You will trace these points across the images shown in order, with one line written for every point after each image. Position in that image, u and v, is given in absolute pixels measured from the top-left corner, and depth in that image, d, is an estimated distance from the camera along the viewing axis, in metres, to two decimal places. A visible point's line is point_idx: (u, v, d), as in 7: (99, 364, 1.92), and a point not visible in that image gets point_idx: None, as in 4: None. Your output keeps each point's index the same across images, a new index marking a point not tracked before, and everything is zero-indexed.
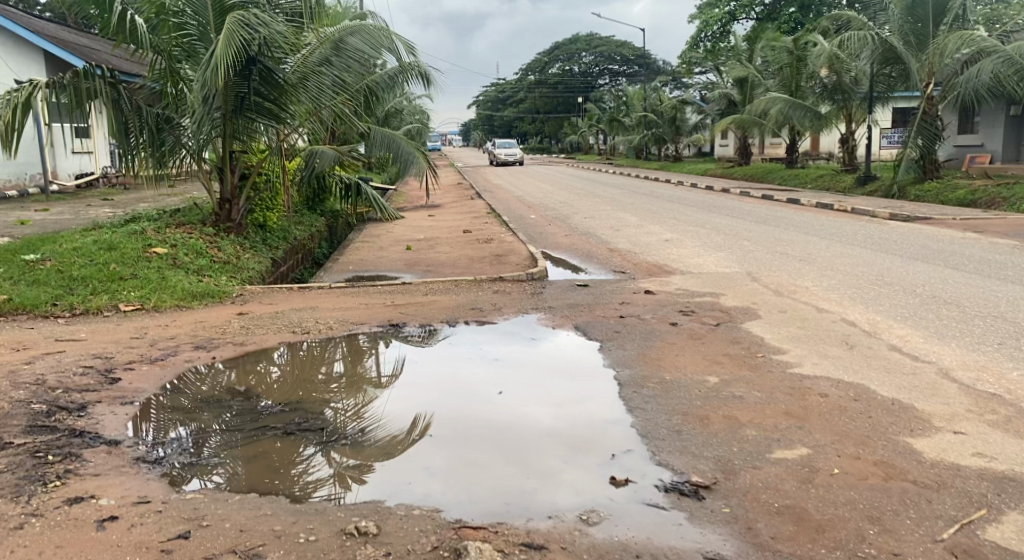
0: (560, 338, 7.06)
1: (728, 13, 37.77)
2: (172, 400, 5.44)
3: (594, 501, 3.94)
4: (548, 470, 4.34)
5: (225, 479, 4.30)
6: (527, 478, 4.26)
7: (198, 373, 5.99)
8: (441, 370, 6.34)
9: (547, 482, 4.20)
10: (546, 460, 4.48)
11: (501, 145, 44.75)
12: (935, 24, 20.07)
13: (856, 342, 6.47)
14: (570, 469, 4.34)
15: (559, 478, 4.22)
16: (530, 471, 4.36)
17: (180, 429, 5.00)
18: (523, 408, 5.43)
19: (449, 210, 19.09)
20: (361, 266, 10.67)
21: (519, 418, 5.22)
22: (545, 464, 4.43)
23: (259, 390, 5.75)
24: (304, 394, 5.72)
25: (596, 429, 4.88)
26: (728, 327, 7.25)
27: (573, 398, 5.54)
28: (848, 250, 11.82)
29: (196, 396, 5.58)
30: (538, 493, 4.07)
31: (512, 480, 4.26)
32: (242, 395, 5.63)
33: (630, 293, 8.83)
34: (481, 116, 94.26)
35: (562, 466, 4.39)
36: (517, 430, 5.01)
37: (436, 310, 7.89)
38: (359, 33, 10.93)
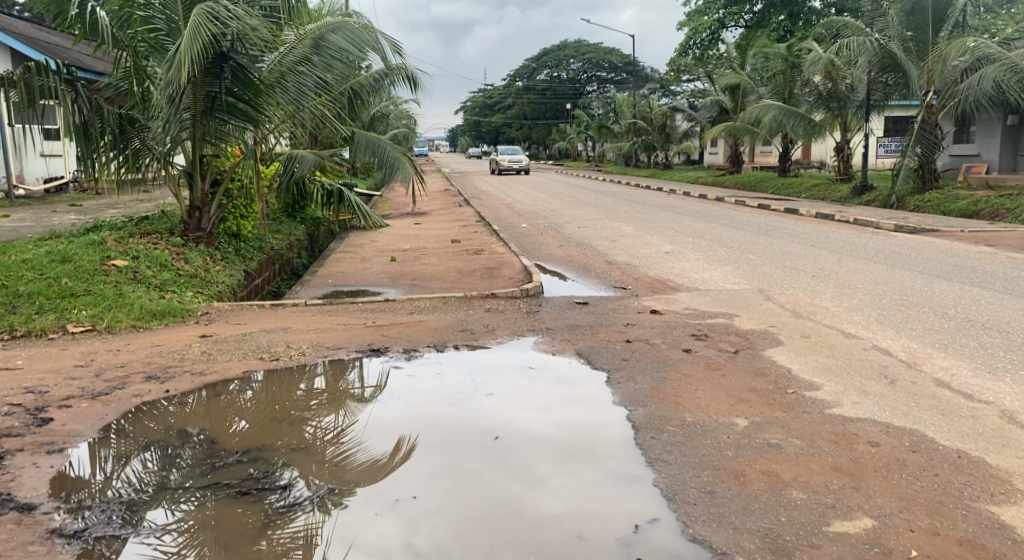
0: (560, 365, 6.29)
1: (717, 20, 37.15)
2: (122, 448, 4.65)
3: (580, 510, 3.93)
4: (535, 476, 4.32)
5: (178, 539, 3.79)
6: (513, 484, 4.24)
7: (163, 400, 5.32)
8: (430, 396, 5.59)
9: (533, 487, 4.18)
10: (534, 466, 4.44)
11: (502, 152, 43.31)
12: (934, 31, 19.48)
13: (897, 376, 5.76)
14: (557, 474, 4.33)
15: (545, 486, 4.20)
16: (517, 477, 4.31)
17: (119, 481, 4.30)
18: (524, 442, 4.81)
19: (437, 219, 18.27)
20: (342, 279, 9.89)
21: (521, 465, 4.46)
22: (533, 470, 4.39)
23: (216, 429, 4.96)
24: (274, 431, 5.00)
25: (611, 483, 4.18)
26: (749, 355, 6.52)
27: (583, 442, 4.76)
28: (861, 265, 11.15)
29: (136, 441, 4.74)
30: (521, 499, 4.08)
31: (498, 489, 4.19)
32: (194, 438, 4.80)
33: (634, 313, 8.08)
34: (468, 122, 93.69)
35: (552, 471, 4.37)
36: (520, 484, 4.25)
37: (421, 332, 7.09)
38: (342, 30, 10.38)
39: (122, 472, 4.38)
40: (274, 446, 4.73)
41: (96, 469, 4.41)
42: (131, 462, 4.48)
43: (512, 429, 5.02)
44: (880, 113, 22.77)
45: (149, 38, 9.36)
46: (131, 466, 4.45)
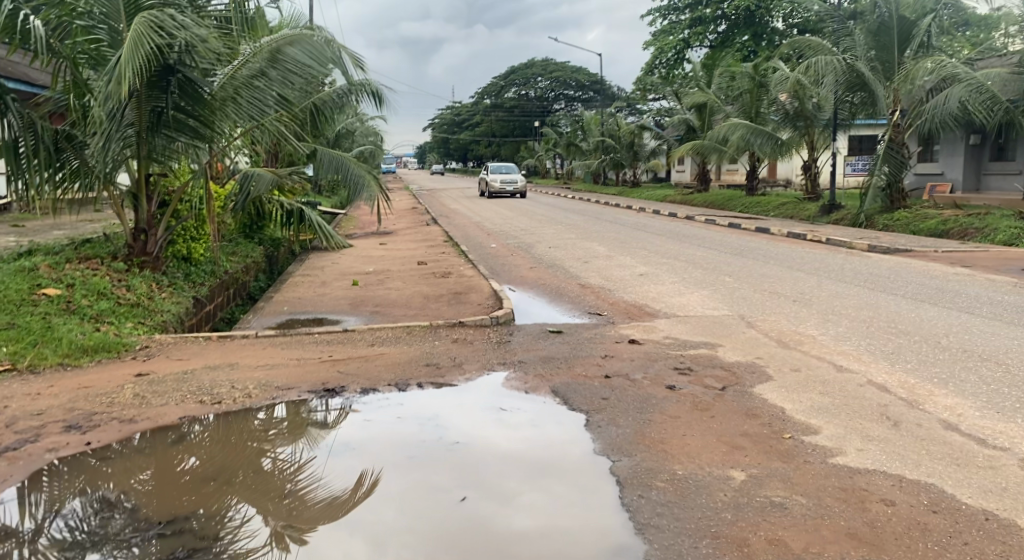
0: (533, 404, 5.77)
1: (682, 40, 37.17)
2: (56, 492, 4.43)
3: (551, 529, 4.02)
4: (506, 493, 4.39)
5: None
6: (487, 503, 4.29)
7: (100, 450, 4.85)
8: (392, 436, 5.18)
9: (504, 505, 4.26)
10: (504, 483, 4.50)
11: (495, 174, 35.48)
12: (900, 52, 19.29)
13: (900, 417, 5.33)
14: (528, 490, 4.42)
15: (518, 502, 4.29)
16: (489, 495, 4.38)
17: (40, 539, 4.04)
18: (491, 482, 4.53)
19: (402, 239, 17.63)
20: (299, 305, 9.25)
21: (488, 507, 4.24)
22: (503, 487, 4.47)
23: (150, 485, 4.53)
24: (215, 486, 4.57)
25: (588, 540, 3.88)
26: (738, 391, 6.04)
27: (554, 487, 4.43)
28: (841, 288, 10.82)
29: (69, 488, 4.48)
30: (492, 516, 4.16)
31: (468, 504, 4.28)
32: (134, 486, 4.52)
33: (612, 344, 7.57)
34: (436, 140, 93.43)
35: (523, 487, 4.46)
36: (487, 526, 4.07)
37: (381, 368, 6.49)
38: (300, 44, 9.92)
39: (56, 518, 4.20)
40: (229, 484, 4.58)
41: (26, 515, 4.23)
42: (66, 506, 4.31)
43: (479, 476, 4.60)
44: (847, 132, 22.65)
45: (89, 49, 8.71)
46: (67, 509, 4.28)
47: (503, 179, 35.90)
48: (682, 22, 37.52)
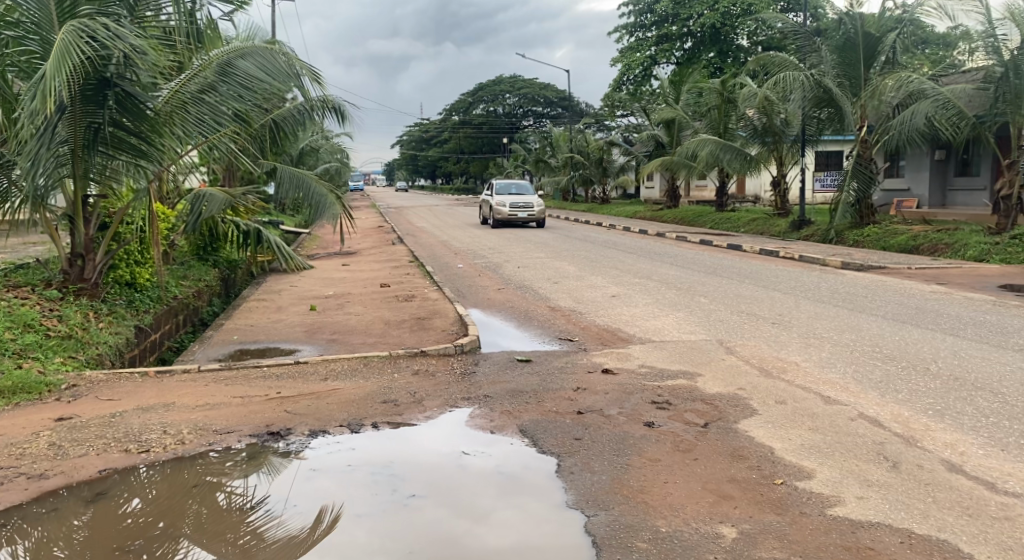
0: (501, 445, 5.27)
1: (649, 57, 37.09)
2: None
3: (524, 544, 4.04)
4: (481, 511, 4.38)
5: None
6: (457, 521, 4.27)
7: (22, 501, 4.43)
8: (347, 478, 4.75)
9: (476, 523, 4.25)
10: (479, 500, 4.50)
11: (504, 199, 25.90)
12: (866, 68, 19.06)
13: (897, 456, 4.91)
14: (502, 508, 4.41)
15: (489, 521, 4.28)
16: (461, 513, 4.35)
17: None
18: (465, 503, 4.47)
19: (366, 259, 16.97)
20: (250, 334, 8.66)
21: (460, 527, 4.21)
22: (477, 506, 4.44)
23: (83, 533, 4.21)
24: (159, 528, 4.27)
25: None
26: (721, 428, 5.56)
27: (528, 511, 4.36)
28: (820, 309, 10.46)
29: None
30: (462, 535, 4.14)
31: (440, 523, 4.24)
32: (72, 533, 4.21)
33: (585, 374, 7.05)
34: (405, 157, 93.01)
35: (496, 505, 4.45)
36: (459, 547, 4.03)
37: (332, 406, 5.91)
38: (252, 57, 9.36)
39: None
40: (178, 524, 4.30)
41: None
42: None
43: (449, 500, 4.49)
44: (814, 147, 22.40)
45: (21, 61, 8.14)
46: None
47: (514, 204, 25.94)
48: (649, 39, 37.56)
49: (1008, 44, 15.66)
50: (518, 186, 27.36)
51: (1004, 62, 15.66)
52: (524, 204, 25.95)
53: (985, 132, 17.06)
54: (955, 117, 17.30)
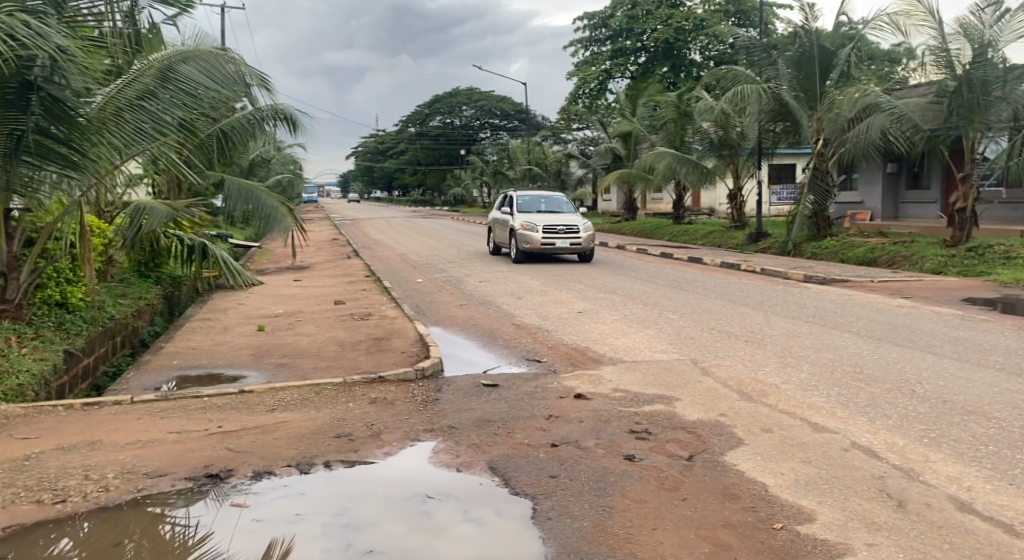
0: (466, 481, 4.83)
1: (604, 70, 37.04)
2: None
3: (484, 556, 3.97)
4: (438, 524, 4.29)
5: None
6: (415, 536, 4.16)
7: None
8: (302, 511, 4.37)
9: (434, 538, 4.15)
10: (437, 514, 4.39)
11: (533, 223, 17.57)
12: (822, 81, 18.67)
13: (901, 494, 4.53)
14: (460, 520, 4.32)
15: (447, 534, 4.19)
16: (419, 528, 4.24)
17: None
18: (423, 519, 4.33)
19: (319, 275, 16.27)
20: (192, 358, 8.01)
21: (418, 540, 4.11)
22: (434, 519, 4.34)
23: None
24: None
25: None
26: (708, 462, 5.12)
27: (484, 524, 4.27)
28: (792, 325, 10.12)
29: None
30: (420, 549, 4.03)
31: (399, 539, 4.12)
32: None
33: (557, 401, 6.55)
34: (362, 168, 92.08)
35: (453, 517, 4.35)
36: None
37: (280, 442, 5.33)
38: (195, 61, 8.84)
39: None
40: None
41: None
42: None
43: (408, 516, 4.35)
44: (770, 160, 22.30)
45: None
46: None
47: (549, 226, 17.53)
48: (604, 53, 37.45)
49: (961, 59, 15.57)
50: (548, 199, 18.90)
51: (956, 76, 15.56)
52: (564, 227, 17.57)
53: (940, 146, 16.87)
54: (910, 130, 17.10)
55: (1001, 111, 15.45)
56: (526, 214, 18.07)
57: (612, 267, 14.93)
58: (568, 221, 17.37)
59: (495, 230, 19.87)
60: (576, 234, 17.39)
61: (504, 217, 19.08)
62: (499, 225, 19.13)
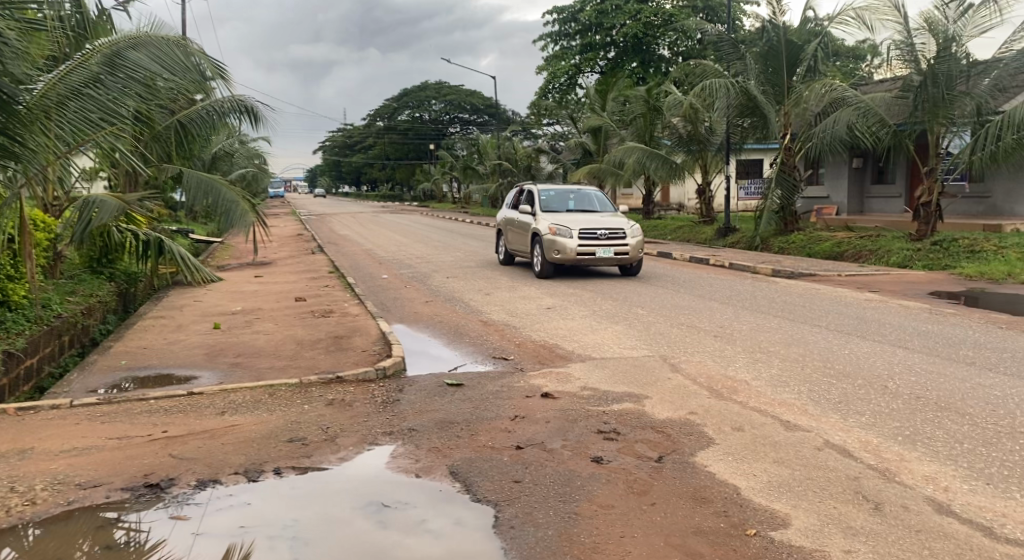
0: (426, 485, 4.60)
1: (574, 65, 36.92)
2: None
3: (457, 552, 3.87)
4: (411, 520, 4.18)
5: None
6: (386, 533, 4.05)
7: None
8: (265, 512, 4.21)
9: (406, 534, 4.04)
10: (410, 510, 4.28)
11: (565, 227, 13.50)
12: (789, 73, 18.76)
13: (877, 497, 4.36)
14: (433, 516, 4.21)
15: (421, 530, 4.08)
16: (392, 525, 4.13)
17: None
18: (395, 516, 4.22)
19: (281, 271, 15.88)
20: (141, 358, 7.66)
21: (390, 538, 3.99)
22: (407, 515, 4.23)
23: None
24: None
25: None
26: (678, 463, 4.91)
27: (460, 520, 4.16)
28: (761, 320, 9.98)
29: None
30: (391, 547, 3.92)
31: (369, 536, 4.01)
32: None
33: (523, 400, 6.32)
34: (330, 163, 91.19)
35: (426, 513, 4.24)
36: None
37: (228, 447, 5.04)
38: (145, 47, 8.52)
39: None
40: None
41: None
42: None
43: (381, 515, 4.23)
44: (738, 155, 22.25)
45: None
46: None
47: (589, 230, 13.38)
48: (573, 48, 37.29)
49: (925, 53, 15.56)
50: (577, 194, 14.85)
51: (922, 71, 15.55)
52: (612, 231, 13.25)
53: (905, 139, 16.76)
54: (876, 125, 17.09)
55: (964, 106, 15.42)
56: (551, 214, 14.12)
57: (610, 262, 13.42)
58: (609, 224, 13.43)
59: (507, 233, 16.05)
60: (620, 240, 13.48)
61: (521, 217, 15.18)
62: (512, 227, 15.32)
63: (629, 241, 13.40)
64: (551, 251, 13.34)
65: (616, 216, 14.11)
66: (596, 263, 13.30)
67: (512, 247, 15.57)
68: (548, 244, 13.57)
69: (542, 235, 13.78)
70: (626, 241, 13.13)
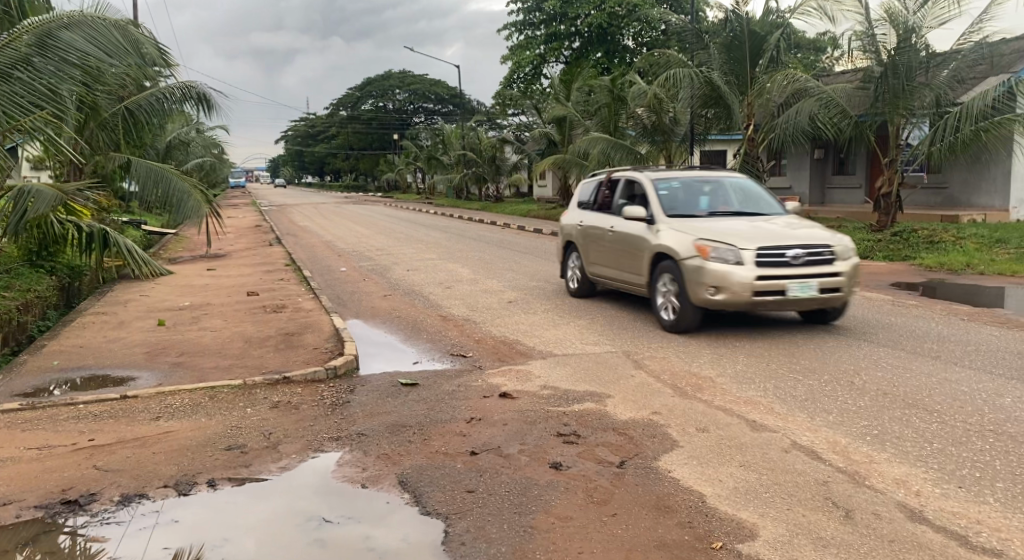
0: (372, 491, 4.37)
1: (538, 55, 36.58)
2: None
3: (415, 547, 3.79)
4: (363, 519, 4.07)
5: None
6: (339, 533, 3.94)
7: None
8: (208, 520, 4.03)
9: (360, 533, 3.93)
10: (362, 509, 4.17)
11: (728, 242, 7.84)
12: (752, 65, 18.53)
13: (846, 503, 4.15)
14: (387, 515, 4.10)
15: (375, 529, 3.97)
16: (345, 525, 4.01)
17: None
18: (346, 517, 4.09)
19: (235, 264, 15.39)
20: (76, 358, 7.25)
21: (343, 539, 3.88)
22: (359, 515, 4.10)
23: None
24: None
25: None
26: (640, 468, 4.65)
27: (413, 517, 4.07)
28: (726, 314, 9.76)
29: None
30: (346, 546, 3.82)
31: (322, 540, 3.87)
32: None
33: (480, 401, 6.02)
34: (293, 153, 89.87)
35: (379, 512, 4.13)
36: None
37: (160, 457, 4.71)
38: (82, 26, 8.17)
39: None
40: None
41: None
42: None
43: (332, 515, 4.10)
44: (702, 145, 22.11)
45: None
46: None
47: (775, 249, 7.70)
48: (538, 38, 36.95)
49: (886, 44, 15.55)
50: (711, 182, 9.34)
51: (882, 62, 15.51)
52: (808, 255, 7.75)
53: (867, 131, 16.63)
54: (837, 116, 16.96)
55: (925, 97, 15.40)
56: (677, 219, 8.70)
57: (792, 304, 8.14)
58: (809, 241, 7.79)
59: (586, 246, 10.37)
60: (822, 260, 7.84)
61: (611, 224, 9.87)
62: (592, 242, 10.19)
63: (837, 267, 7.79)
64: (696, 290, 7.90)
65: (799, 222, 8.43)
66: (783, 309, 7.73)
67: (593, 270, 10.22)
68: (694, 271, 7.88)
69: (681, 255, 8.09)
70: (827, 266, 7.76)
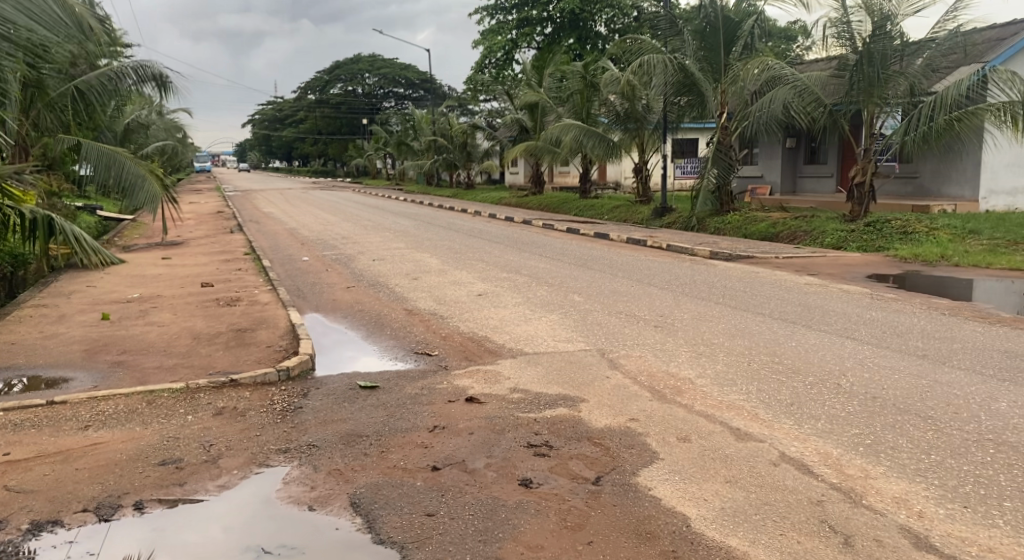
0: (321, 512, 3.99)
1: (510, 40, 35.97)
2: None
3: None
4: (308, 549, 3.70)
5: None
6: None
7: None
8: (135, 551, 3.66)
9: None
10: (309, 537, 3.80)
11: None
12: (726, 53, 18.26)
13: (844, 527, 3.78)
14: (335, 544, 3.73)
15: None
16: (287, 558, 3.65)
17: None
18: (288, 548, 3.73)
19: (192, 252, 14.77)
20: (6, 358, 6.73)
21: None
22: (304, 545, 3.74)
23: None
24: None
25: None
26: (618, 485, 4.24)
27: (365, 546, 3.69)
28: (702, 308, 9.37)
29: None
30: None
31: None
32: None
33: (444, 406, 5.56)
34: (261, 137, 88.37)
35: (327, 541, 3.76)
36: None
37: (83, 475, 4.24)
38: None
39: None
40: None
41: None
42: None
43: (275, 546, 3.73)
44: (675, 134, 21.74)
45: None
46: None
47: None
48: (509, 23, 36.31)
49: (862, 32, 15.17)
50: None
51: (857, 50, 15.23)
52: None
53: (842, 120, 16.26)
54: (810, 104, 16.49)
55: (899, 86, 15.12)
56: None
57: None
58: None
59: None
60: None
61: None
62: None
63: None
64: None
65: None
66: None
67: None
68: None
69: None
70: None
